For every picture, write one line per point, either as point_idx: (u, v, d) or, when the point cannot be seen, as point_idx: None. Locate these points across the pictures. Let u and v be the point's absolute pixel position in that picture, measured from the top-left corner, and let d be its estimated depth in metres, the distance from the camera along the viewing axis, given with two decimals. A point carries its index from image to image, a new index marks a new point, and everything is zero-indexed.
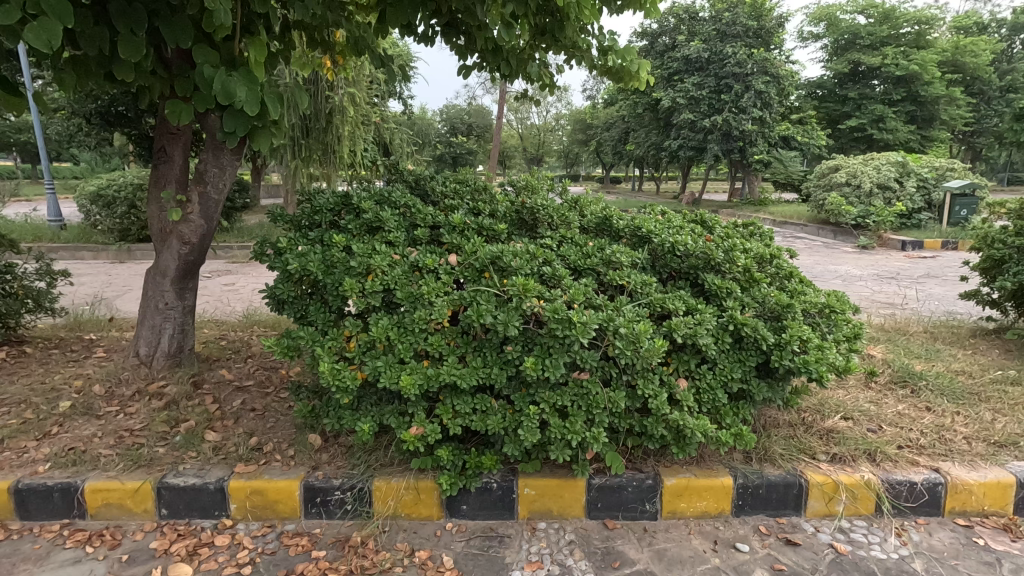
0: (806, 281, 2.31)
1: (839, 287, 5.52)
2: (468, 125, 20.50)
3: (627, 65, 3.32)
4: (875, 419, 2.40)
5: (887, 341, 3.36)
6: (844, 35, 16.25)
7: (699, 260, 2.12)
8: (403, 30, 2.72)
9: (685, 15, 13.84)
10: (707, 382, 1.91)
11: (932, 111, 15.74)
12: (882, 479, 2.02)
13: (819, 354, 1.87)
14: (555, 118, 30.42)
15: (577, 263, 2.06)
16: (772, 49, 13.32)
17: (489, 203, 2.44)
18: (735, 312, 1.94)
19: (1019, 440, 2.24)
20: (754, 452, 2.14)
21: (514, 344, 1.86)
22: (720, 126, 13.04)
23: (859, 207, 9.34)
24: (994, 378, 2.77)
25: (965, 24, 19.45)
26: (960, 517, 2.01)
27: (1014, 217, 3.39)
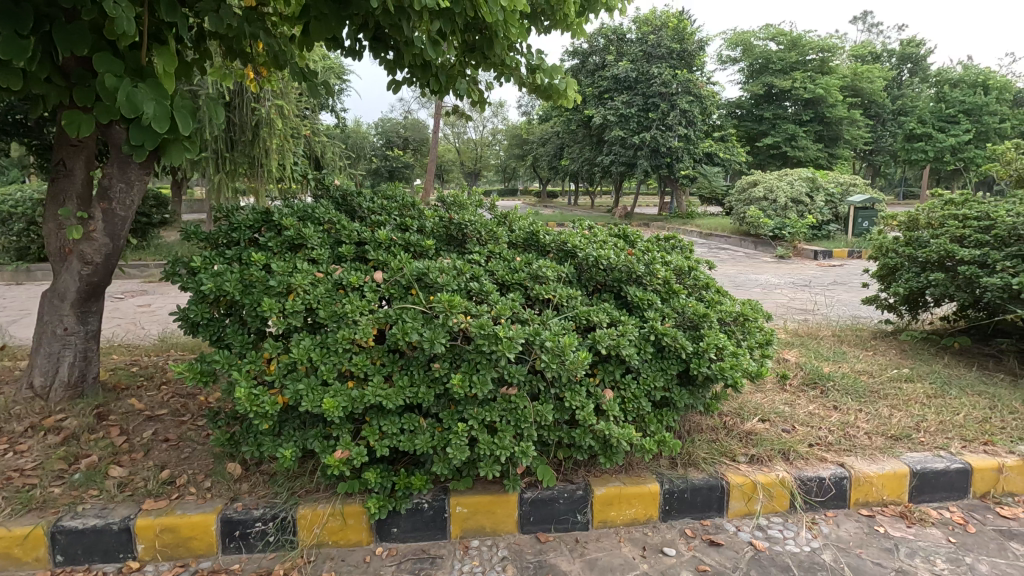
0: (724, 292, 2.43)
1: (758, 295, 5.87)
2: (404, 139, 20.37)
3: (555, 83, 3.40)
4: (789, 420, 2.55)
5: (800, 345, 3.59)
6: (758, 60, 17.43)
7: (622, 273, 2.21)
8: (328, 43, 2.66)
9: (613, 37, 14.46)
10: (632, 391, 1.97)
11: (837, 131, 17.14)
12: (795, 477, 2.15)
13: (734, 360, 1.97)
14: (492, 133, 30.77)
15: (505, 278, 2.07)
16: (695, 71, 14.08)
17: (417, 219, 2.43)
18: (655, 323, 2.02)
19: (912, 432, 2.44)
20: (679, 457, 2.22)
21: (442, 361, 1.84)
22: (648, 143, 13.62)
23: (776, 220, 9.98)
24: (892, 377, 3.02)
25: (862, 53, 21.39)
26: (864, 507, 2.16)
27: (904, 229, 3.73)
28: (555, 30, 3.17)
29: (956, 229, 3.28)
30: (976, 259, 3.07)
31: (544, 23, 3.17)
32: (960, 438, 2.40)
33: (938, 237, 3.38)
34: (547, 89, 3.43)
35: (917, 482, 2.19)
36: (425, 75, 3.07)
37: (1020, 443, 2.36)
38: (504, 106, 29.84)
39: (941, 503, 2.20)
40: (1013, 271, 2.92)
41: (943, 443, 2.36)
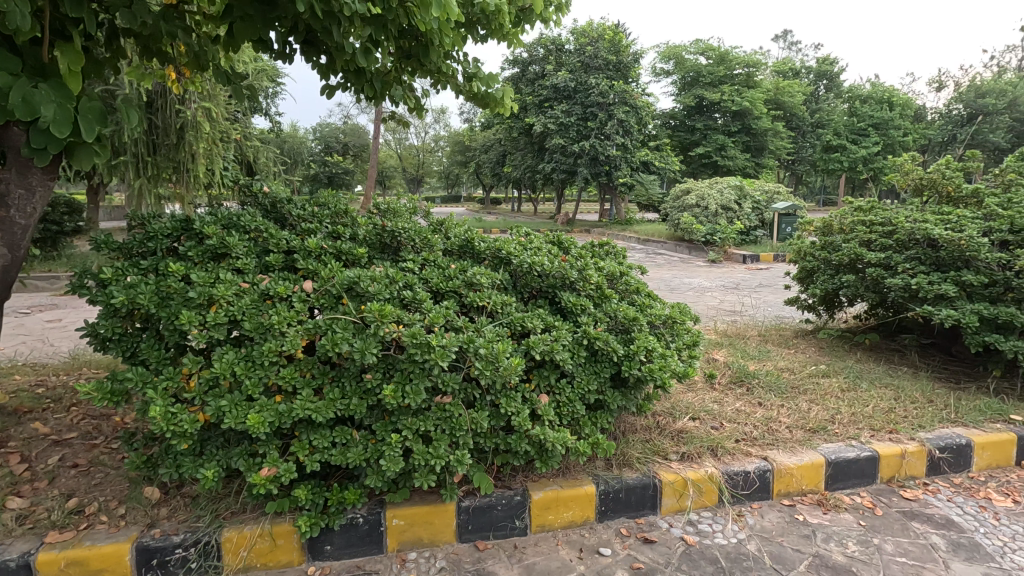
0: (654, 296, 2.52)
1: (692, 298, 6.11)
2: (343, 144, 19.95)
3: (492, 92, 3.42)
4: (717, 417, 2.67)
5: (728, 345, 3.77)
6: (690, 73, 18.25)
7: (556, 279, 2.24)
8: (256, 45, 2.55)
9: (552, 47, 14.77)
10: (566, 396, 2.00)
11: (762, 142, 18.17)
12: (722, 472, 2.24)
13: (663, 362, 2.04)
14: (434, 139, 30.61)
15: (439, 285, 2.07)
16: (631, 82, 14.56)
17: (350, 226, 2.38)
18: (588, 327, 2.06)
19: (828, 424, 2.61)
20: (614, 459, 2.27)
21: (374, 371, 1.81)
22: (587, 151, 13.97)
23: (708, 226, 10.45)
24: (810, 373, 3.22)
25: (783, 69, 22.81)
26: (785, 497, 2.29)
27: (820, 234, 3.99)
28: (491, 39, 3.20)
29: (863, 234, 3.53)
30: (881, 261, 3.33)
31: (480, 32, 3.19)
32: (869, 427, 2.59)
33: (849, 241, 3.63)
34: (484, 96, 3.44)
35: (832, 470, 2.34)
36: (360, 80, 3.02)
37: (920, 430, 2.57)
38: (446, 112, 29.80)
39: (853, 490, 2.36)
40: (913, 272, 3.18)
41: (854, 433, 2.54)
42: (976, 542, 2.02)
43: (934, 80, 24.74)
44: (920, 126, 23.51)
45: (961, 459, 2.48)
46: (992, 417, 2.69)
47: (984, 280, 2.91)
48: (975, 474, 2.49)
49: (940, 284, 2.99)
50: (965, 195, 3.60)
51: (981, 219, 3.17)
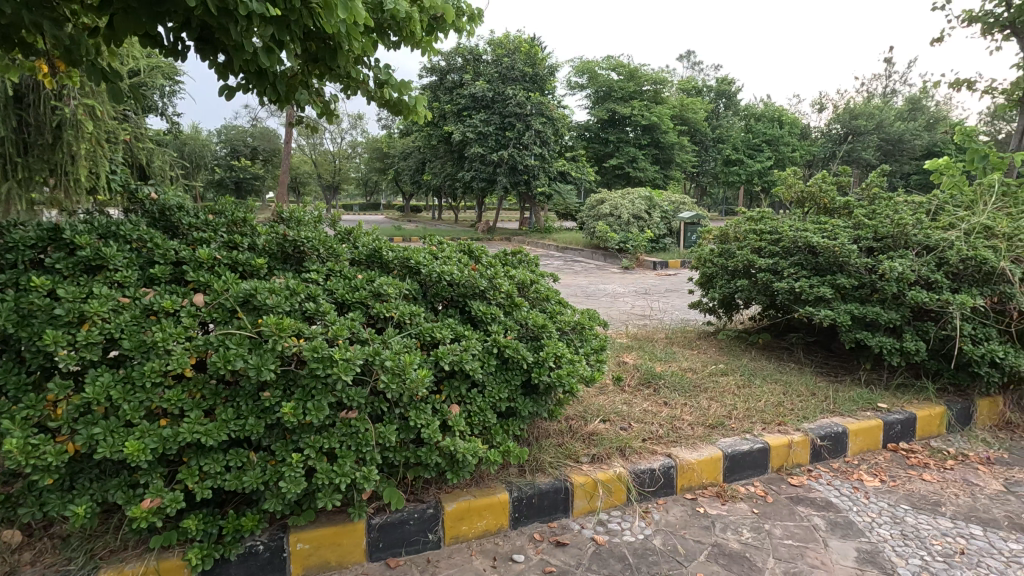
0: (565, 302, 2.58)
1: (605, 303, 6.34)
2: (251, 148, 18.99)
3: (404, 98, 3.37)
4: (626, 418, 2.77)
5: (638, 348, 3.94)
6: (602, 88, 19.01)
7: (466, 288, 2.25)
8: (141, 39, 2.34)
9: (470, 57, 14.93)
10: (477, 405, 2.01)
11: (670, 154, 19.26)
12: (630, 472, 2.33)
13: (571, 367, 2.10)
14: (350, 145, 29.76)
15: (344, 297, 2.00)
16: (547, 94, 14.94)
17: (249, 236, 2.25)
18: (498, 336, 2.08)
19: (726, 420, 2.79)
20: (527, 465, 2.30)
21: (272, 389, 1.71)
22: (506, 160, 14.16)
23: (621, 234, 10.90)
24: (711, 372, 3.43)
25: (688, 88, 24.34)
26: (688, 491, 2.42)
27: (718, 241, 4.28)
28: (403, 46, 3.16)
29: (754, 241, 3.83)
30: (770, 267, 3.62)
31: (392, 38, 3.14)
32: (761, 421, 2.79)
33: (742, 248, 3.92)
34: (397, 104, 3.39)
35: (729, 463, 2.49)
36: (262, 83, 2.87)
37: (804, 421, 2.81)
38: (363, 118, 29.09)
39: (748, 480, 2.54)
40: (797, 276, 3.48)
41: (748, 427, 2.73)
42: (851, 520, 2.23)
43: (816, 102, 27.37)
44: (806, 143, 25.92)
45: (839, 446, 2.74)
46: (864, 406, 3.00)
47: (854, 283, 3.24)
48: (851, 458, 2.75)
49: (819, 287, 3.29)
50: (839, 206, 4.00)
51: (852, 228, 3.52)
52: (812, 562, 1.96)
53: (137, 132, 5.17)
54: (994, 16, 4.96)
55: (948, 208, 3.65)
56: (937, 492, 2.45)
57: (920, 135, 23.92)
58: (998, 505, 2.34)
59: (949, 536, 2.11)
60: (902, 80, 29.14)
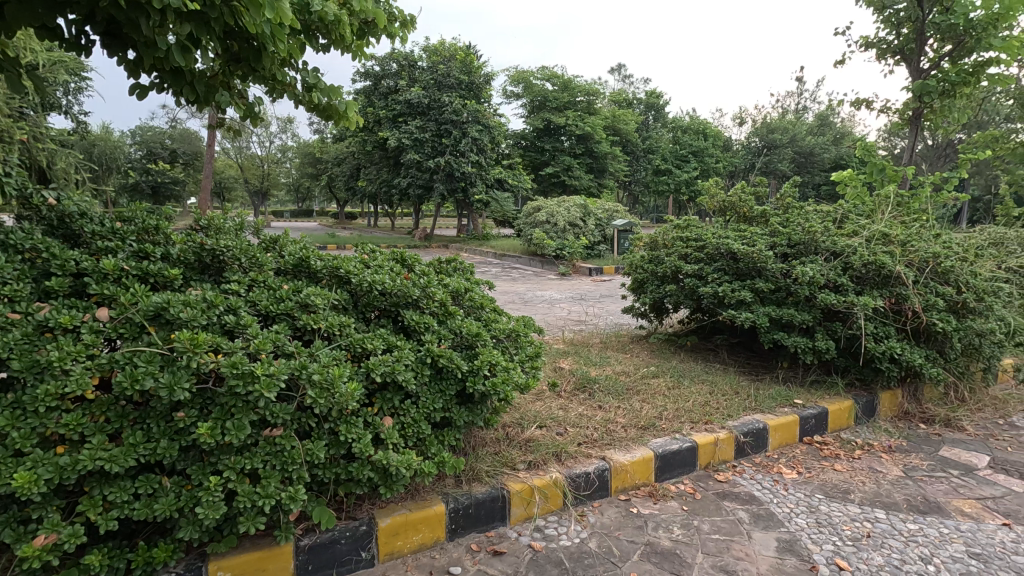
0: (500, 310, 2.58)
1: (542, 309, 6.42)
2: (170, 151, 17.89)
3: (334, 103, 3.28)
4: (561, 423, 2.81)
5: (574, 353, 4.00)
6: (538, 97, 19.33)
7: (398, 297, 2.20)
8: (37, 30, 2.14)
9: (405, 63, 14.71)
10: (411, 416, 1.97)
11: (603, 164, 19.85)
12: (566, 476, 2.36)
13: (506, 375, 2.10)
14: (280, 149, 28.65)
15: (268, 308, 1.92)
16: (483, 102, 14.99)
17: (162, 245, 2.11)
18: (431, 345, 2.05)
19: (657, 421, 2.88)
20: (463, 474, 2.28)
21: (188, 408, 1.61)
22: (443, 167, 14.11)
23: (557, 241, 11.10)
24: (643, 374, 3.54)
25: (620, 99, 25.19)
26: (621, 492, 2.48)
27: (648, 248, 4.43)
28: (333, 49, 3.08)
29: (681, 248, 3.99)
30: (696, 272, 3.79)
31: (320, 41, 3.05)
32: (689, 421, 2.90)
33: (670, 254, 4.08)
34: (326, 108, 3.30)
35: (660, 463, 2.57)
36: (178, 83, 2.70)
37: (729, 419, 2.95)
38: (293, 121, 28.07)
39: (678, 479, 2.63)
40: (720, 281, 3.66)
41: (677, 427, 2.83)
42: (771, 511, 2.35)
43: (737, 116, 29.06)
44: (728, 155, 27.47)
45: (760, 441, 2.89)
46: (782, 402, 3.19)
47: (771, 287, 3.45)
48: (771, 452, 2.91)
49: (740, 291, 3.48)
50: (756, 215, 4.24)
51: (768, 235, 3.74)
52: (737, 554, 2.06)
53: (36, 132, 4.71)
54: (886, 43, 5.45)
55: (852, 217, 3.95)
56: (847, 480, 2.63)
57: (828, 149, 25.94)
58: (899, 489, 2.55)
59: (857, 521, 2.27)
60: (812, 97, 31.48)
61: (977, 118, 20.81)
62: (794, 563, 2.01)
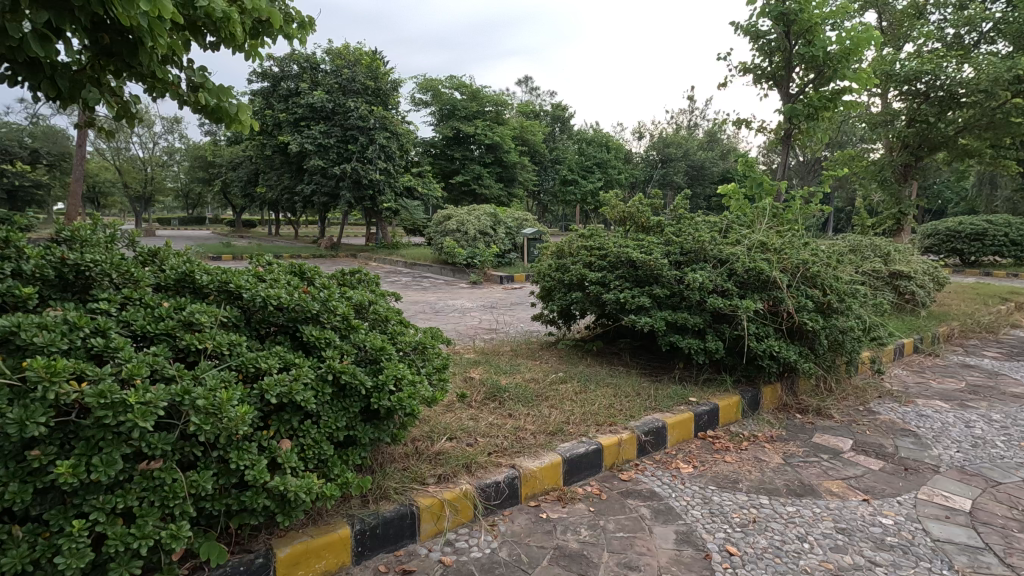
0: (406, 322, 2.54)
1: (453, 318, 6.39)
2: (30, 151, 15.84)
3: (224, 105, 3.06)
4: (472, 433, 2.80)
5: (485, 362, 4.01)
6: (447, 106, 19.28)
7: (296, 312, 2.09)
8: None
9: (306, 65, 14.06)
10: (311, 438, 1.87)
11: (512, 173, 20.19)
12: (476, 487, 2.35)
13: (412, 389, 2.05)
14: (166, 151, 26.34)
15: (145, 328, 1.75)
16: (391, 109, 14.71)
17: (13, 259, 1.85)
18: (333, 361, 1.96)
19: (564, 426, 2.95)
20: (370, 494, 2.19)
21: (44, 444, 1.42)
22: (349, 174, 13.68)
23: (468, 249, 11.11)
24: (551, 381, 3.62)
25: (527, 111, 25.79)
26: (531, 499, 2.51)
27: (555, 256, 4.56)
28: (222, 47, 2.89)
29: (585, 257, 4.15)
30: (599, 280, 3.95)
31: (207, 38, 2.85)
32: (595, 423, 3.01)
33: (575, 263, 4.22)
34: (215, 110, 3.07)
35: (567, 467, 2.64)
36: (34, 74, 2.40)
37: (631, 420, 3.09)
38: (180, 122, 25.94)
39: (584, 481, 2.71)
40: (621, 288, 3.84)
41: (584, 430, 2.92)
42: (670, 505, 2.49)
43: (636, 131, 30.75)
44: (629, 167, 28.98)
45: (660, 439, 3.06)
46: (678, 401, 3.39)
47: (667, 293, 3.67)
48: (670, 449, 3.09)
49: (639, 297, 3.68)
50: (653, 224, 4.50)
51: (664, 243, 3.98)
52: (640, 549, 2.15)
53: None
54: (761, 69, 6.03)
55: (736, 226, 4.30)
56: (735, 471, 2.85)
57: (717, 163, 28.16)
58: (779, 475, 2.79)
59: (744, 508, 2.46)
60: (702, 115, 34.07)
61: (837, 138, 23.59)
62: (691, 553, 2.14)
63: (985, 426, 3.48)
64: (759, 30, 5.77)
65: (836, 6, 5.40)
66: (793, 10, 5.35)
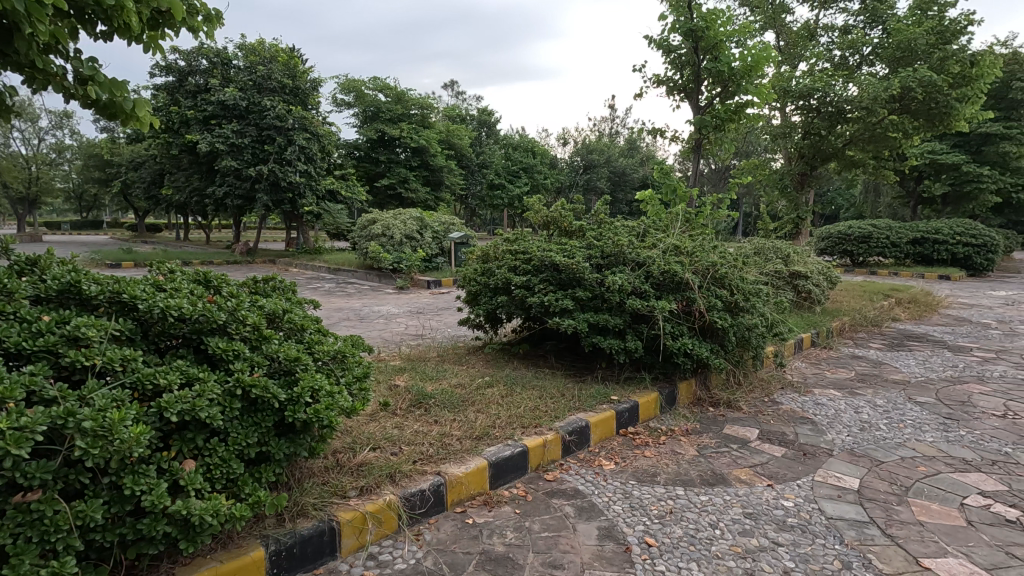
0: (324, 331, 2.46)
1: (379, 325, 6.25)
2: None
3: (119, 101, 2.81)
4: (396, 442, 2.74)
5: (410, 369, 3.94)
6: (370, 107, 18.84)
7: (201, 323, 1.96)
8: None
9: (217, 60, 13.27)
10: (219, 456, 1.76)
11: (439, 177, 20.05)
12: (399, 497, 2.30)
13: (330, 400, 1.97)
14: (55, 148, 23.95)
15: (21, 345, 1.58)
16: (310, 109, 14.15)
17: None
18: (242, 374, 1.85)
19: (491, 429, 2.96)
20: (287, 511, 2.09)
21: None
22: (266, 176, 13.05)
23: (394, 254, 10.91)
24: (478, 385, 3.61)
25: (454, 114, 25.72)
26: (457, 505, 2.49)
27: (481, 261, 4.56)
28: (116, 38, 2.67)
29: (510, 261, 4.19)
30: (524, 283, 3.99)
31: (98, 28, 2.63)
32: (521, 426, 3.04)
33: (501, 267, 4.25)
34: (108, 105, 2.81)
35: (493, 470, 2.65)
36: None
37: (556, 421, 3.15)
38: (70, 116, 23.66)
39: (511, 483, 2.73)
40: (546, 291, 3.91)
41: (510, 433, 2.94)
42: (593, 502, 2.56)
43: (560, 137, 31.49)
44: (555, 171, 29.58)
45: (584, 438, 3.13)
46: (601, 400, 3.49)
47: (589, 295, 3.77)
48: (593, 447, 3.18)
49: (562, 300, 3.76)
50: (575, 229, 4.62)
51: (586, 248, 4.09)
52: (564, 547, 2.20)
53: None
54: (673, 81, 6.35)
55: (653, 231, 4.49)
56: (654, 465, 2.98)
57: (638, 169, 29.36)
58: (694, 466, 2.95)
59: (661, 500, 2.57)
60: (623, 123, 35.41)
61: (744, 148, 25.33)
62: (612, 547, 2.21)
63: (870, 410, 3.85)
64: (670, 44, 6.08)
65: (738, 26, 5.78)
66: (700, 27, 5.67)
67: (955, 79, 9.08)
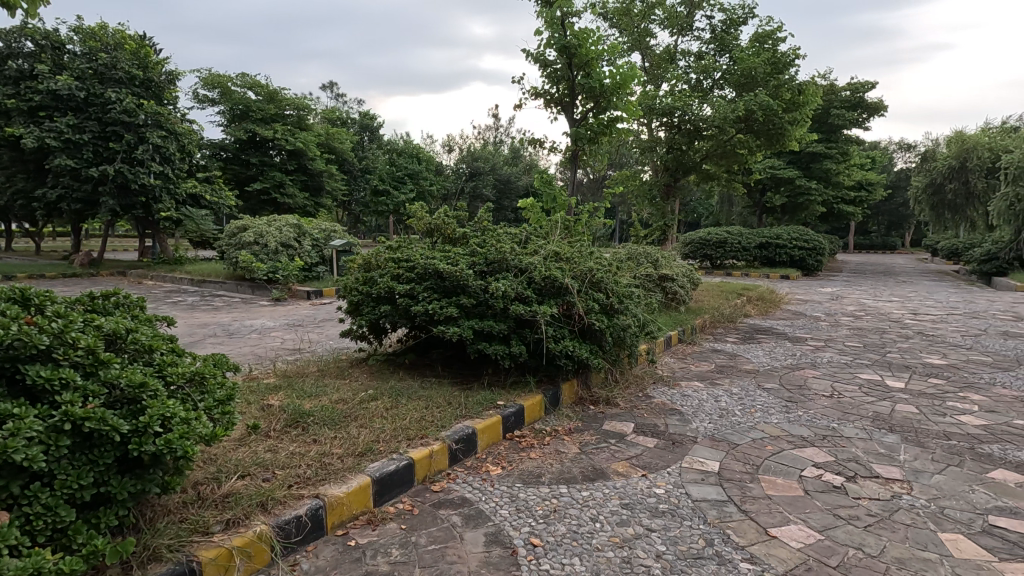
0: (179, 351, 2.22)
1: (251, 340, 5.80)
2: None
3: None
4: (269, 467, 2.54)
5: (286, 387, 3.69)
6: (238, 106, 17.48)
7: (15, 349, 1.67)
8: None
9: (45, 43, 11.51)
10: (43, 503, 1.52)
11: (318, 182, 19.08)
12: (272, 526, 2.14)
13: (185, 427, 1.76)
14: None
15: None
16: (166, 104, 12.74)
17: None
18: (72, 406, 1.60)
19: (374, 444, 2.84)
20: (136, 557, 1.85)
21: None
22: (112, 177, 11.56)
23: (268, 263, 10.17)
24: (360, 399, 3.47)
25: (333, 117, 24.66)
26: (338, 528, 2.37)
27: (362, 269, 4.40)
28: None
29: (393, 270, 4.08)
30: (408, 292, 3.90)
31: None
32: (406, 438, 2.96)
33: (383, 275, 4.13)
34: None
35: (378, 487, 2.56)
36: None
37: (442, 430, 3.10)
38: None
39: (396, 498, 2.65)
40: (430, 299, 3.86)
41: (394, 447, 2.85)
42: (479, 509, 2.57)
43: (446, 143, 31.48)
44: (441, 178, 29.44)
45: (470, 445, 3.13)
46: (487, 406, 3.51)
47: (473, 302, 3.79)
48: (480, 454, 3.18)
49: (447, 308, 3.74)
50: (458, 236, 4.62)
51: (470, 255, 4.10)
52: (451, 558, 2.17)
53: None
54: (550, 94, 6.61)
55: (534, 237, 4.62)
56: (539, 465, 3.05)
57: (522, 178, 30.18)
58: (576, 464, 3.07)
59: (547, 500, 2.64)
60: (506, 132, 36.27)
61: (618, 160, 27.11)
62: (498, 551, 2.23)
63: (728, 399, 4.27)
64: (546, 59, 6.35)
65: (607, 46, 6.18)
66: (573, 44, 5.97)
67: (788, 104, 10.44)
